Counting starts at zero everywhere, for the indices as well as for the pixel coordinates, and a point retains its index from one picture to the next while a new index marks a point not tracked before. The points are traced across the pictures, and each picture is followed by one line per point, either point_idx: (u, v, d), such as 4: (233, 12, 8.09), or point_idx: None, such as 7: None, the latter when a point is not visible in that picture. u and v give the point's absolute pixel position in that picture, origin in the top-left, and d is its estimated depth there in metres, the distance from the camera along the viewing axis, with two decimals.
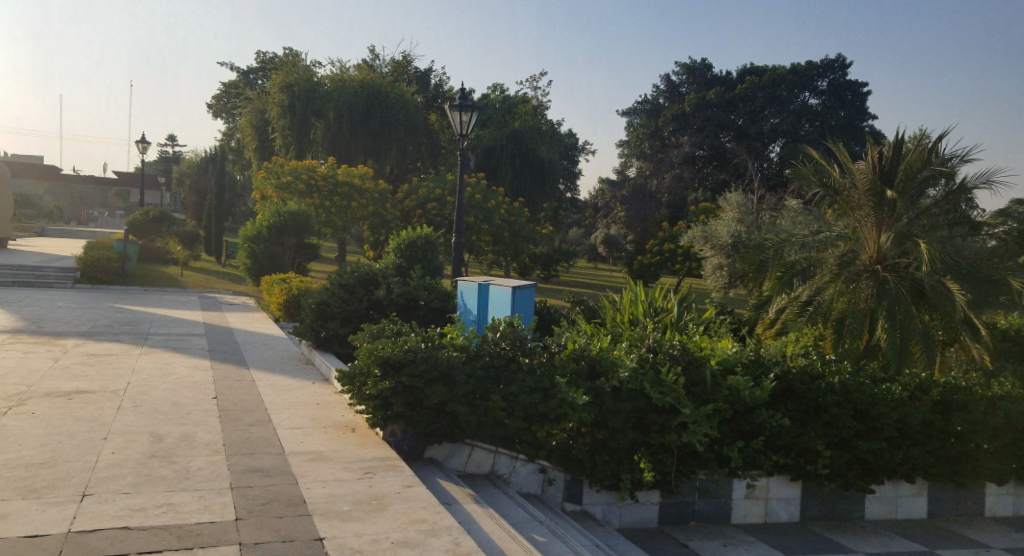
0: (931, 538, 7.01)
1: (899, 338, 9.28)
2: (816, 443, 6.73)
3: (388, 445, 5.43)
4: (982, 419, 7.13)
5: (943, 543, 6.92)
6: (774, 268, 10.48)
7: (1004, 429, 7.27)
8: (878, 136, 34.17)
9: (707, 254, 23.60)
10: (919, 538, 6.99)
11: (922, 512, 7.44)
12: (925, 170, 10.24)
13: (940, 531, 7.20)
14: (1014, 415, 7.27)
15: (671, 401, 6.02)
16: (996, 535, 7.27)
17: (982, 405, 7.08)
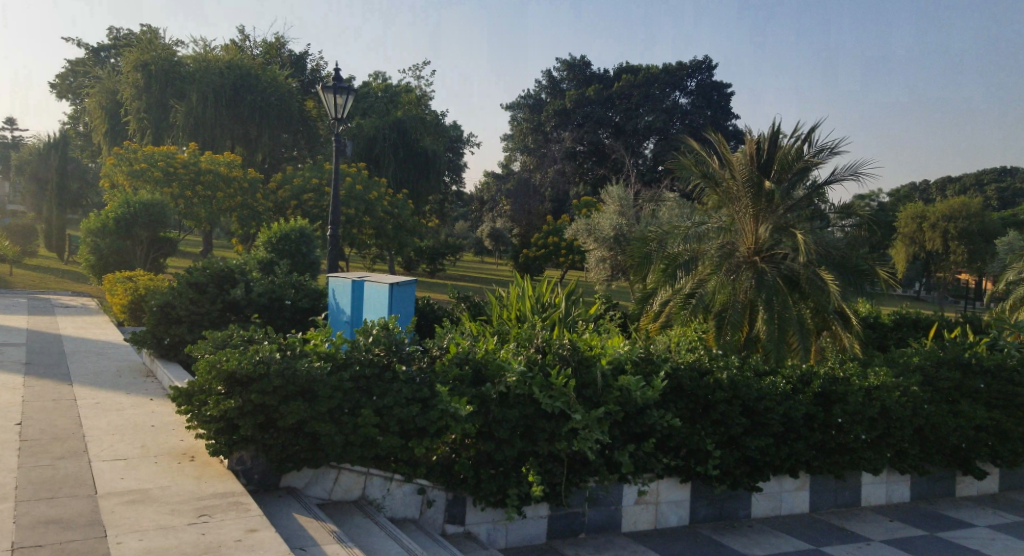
0: (816, 533, 6.80)
1: (776, 328, 9.33)
2: (706, 443, 6.38)
3: (235, 476, 4.78)
4: (862, 409, 6.97)
5: (827, 537, 6.72)
6: (658, 261, 10.37)
7: (881, 420, 7.12)
8: (737, 137, 41.54)
9: (590, 246, 23.61)
10: (803, 533, 6.77)
11: (803, 505, 7.22)
12: (800, 161, 10.12)
13: (822, 525, 7.01)
14: (892, 406, 7.15)
15: (559, 406, 5.57)
16: (875, 525, 7.18)
17: (860, 395, 6.97)
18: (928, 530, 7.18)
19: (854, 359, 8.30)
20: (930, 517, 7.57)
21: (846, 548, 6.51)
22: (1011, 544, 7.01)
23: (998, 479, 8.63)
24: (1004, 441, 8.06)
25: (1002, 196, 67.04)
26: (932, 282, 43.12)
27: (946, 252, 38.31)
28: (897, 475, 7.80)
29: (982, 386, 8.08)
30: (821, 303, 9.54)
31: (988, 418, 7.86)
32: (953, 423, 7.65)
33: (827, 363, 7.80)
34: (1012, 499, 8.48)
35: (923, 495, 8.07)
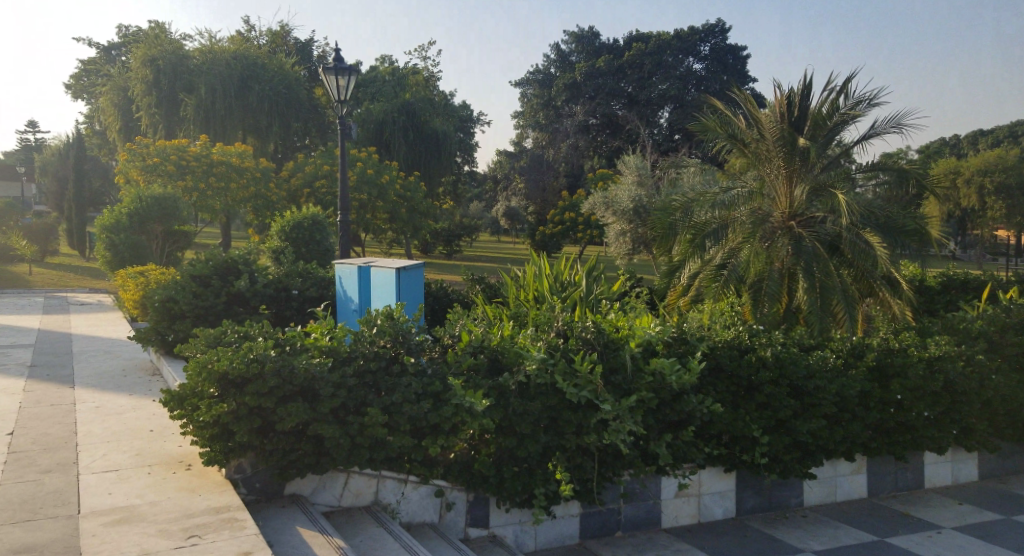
0: (876, 523, 6.32)
1: (818, 298, 8.83)
2: (753, 429, 5.92)
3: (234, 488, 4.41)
4: (923, 384, 6.51)
5: (894, 527, 6.26)
6: (684, 231, 9.90)
7: (943, 393, 6.62)
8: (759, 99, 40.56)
9: (610, 220, 23.12)
10: (864, 523, 6.31)
11: (862, 490, 6.80)
12: (835, 116, 9.64)
13: (883, 511, 6.59)
14: (953, 377, 6.61)
15: (587, 396, 5.19)
16: (943, 510, 6.71)
17: (922, 369, 6.49)
18: (1005, 513, 6.69)
19: (907, 327, 7.79)
20: (1003, 498, 7.08)
21: (914, 537, 6.08)
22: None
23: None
24: None
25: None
26: (964, 237, 42.16)
27: (978, 209, 37.01)
28: (960, 452, 7.36)
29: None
30: (867, 270, 9.16)
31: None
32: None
33: (877, 334, 7.29)
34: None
35: (994, 475, 7.60)
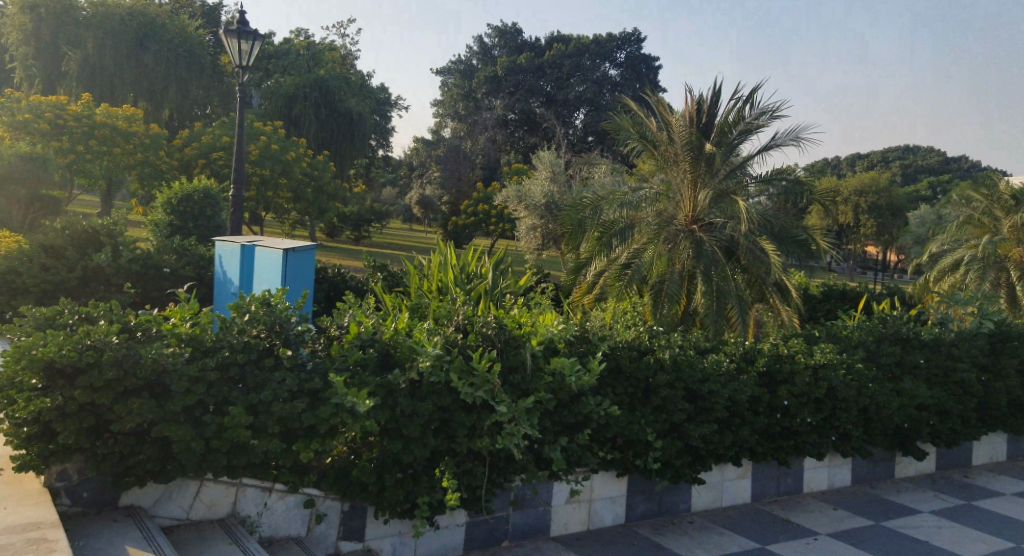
0: (759, 529, 6.34)
1: (715, 303, 9.46)
2: (647, 434, 5.72)
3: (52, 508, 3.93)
4: (809, 390, 6.69)
5: (773, 534, 6.28)
6: (592, 229, 10.07)
7: (825, 399, 6.84)
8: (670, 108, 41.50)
9: (521, 215, 22.68)
10: (746, 529, 6.32)
11: (746, 496, 6.84)
12: (741, 126, 9.95)
13: (766, 517, 6.62)
14: (837, 384, 6.85)
15: (481, 396, 4.78)
16: (819, 515, 6.82)
17: (808, 376, 6.69)
18: (875, 519, 6.90)
19: (797, 333, 8.14)
20: (872, 503, 7.30)
21: (793, 545, 6.11)
22: (961, 533, 6.78)
23: (935, 457, 8.54)
24: (946, 420, 8.00)
25: (906, 174, 71.13)
26: (845, 252, 44.23)
27: (852, 226, 41.46)
28: (837, 459, 7.53)
29: (923, 361, 8.09)
30: (760, 276, 9.79)
31: (932, 397, 7.73)
32: (899, 403, 7.36)
33: (771, 339, 7.56)
34: (950, 479, 8.38)
35: (863, 480, 7.85)
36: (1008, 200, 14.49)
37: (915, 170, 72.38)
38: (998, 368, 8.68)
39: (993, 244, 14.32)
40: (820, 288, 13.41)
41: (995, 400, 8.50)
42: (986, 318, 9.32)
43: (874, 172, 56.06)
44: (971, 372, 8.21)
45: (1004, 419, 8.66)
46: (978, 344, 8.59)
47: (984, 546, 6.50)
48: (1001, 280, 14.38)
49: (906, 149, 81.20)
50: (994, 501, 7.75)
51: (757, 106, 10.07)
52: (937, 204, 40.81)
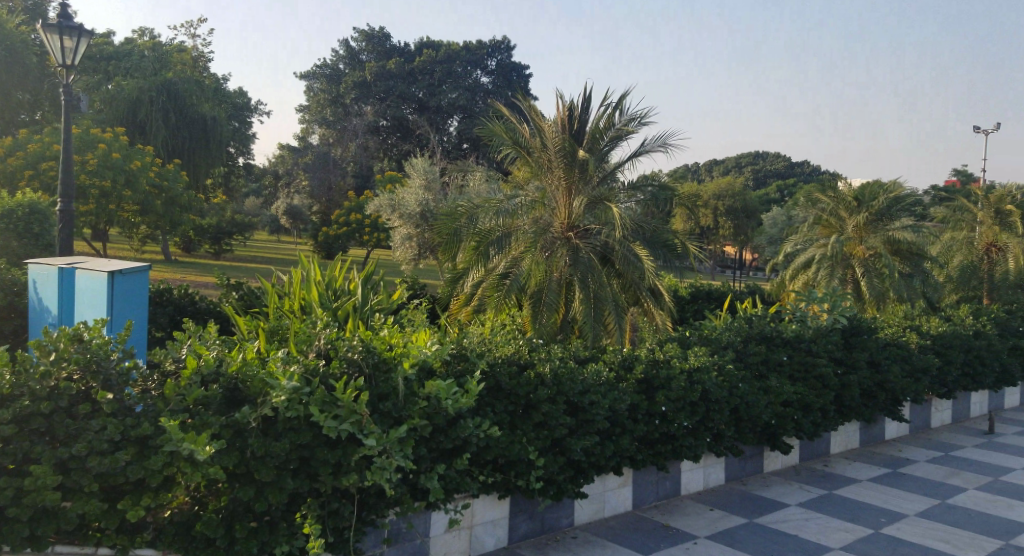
0: (640, 539, 6.12)
1: (593, 309, 9.28)
2: (528, 452, 5.37)
3: None
4: (684, 394, 6.55)
5: (654, 541, 6.09)
6: (468, 238, 9.69)
7: (700, 403, 6.72)
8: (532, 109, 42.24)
9: (395, 224, 22.16)
10: (629, 539, 6.08)
11: (627, 504, 6.60)
12: (611, 131, 9.86)
13: (649, 524, 6.42)
14: (710, 386, 6.76)
15: (347, 430, 4.29)
16: (697, 517, 6.69)
17: (684, 380, 6.55)
18: (749, 517, 6.84)
19: (669, 337, 8.10)
20: (747, 501, 7.25)
21: (674, 552, 5.93)
22: (826, 524, 6.85)
23: (800, 450, 8.63)
24: (809, 413, 8.06)
25: (757, 179, 75.19)
26: (711, 254, 45.94)
27: (714, 228, 42.49)
28: (711, 458, 7.44)
29: (785, 358, 8.25)
30: (634, 282, 9.70)
31: (794, 392, 7.80)
32: (766, 400, 7.35)
33: (645, 344, 7.46)
34: (813, 470, 8.47)
35: (736, 477, 7.80)
36: (851, 200, 15.17)
37: (765, 174, 76.65)
38: (852, 361, 8.90)
39: (840, 243, 14.94)
40: (687, 290, 13.62)
41: (849, 392, 8.66)
42: (839, 314, 9.53)
43: (728, 176, 58.83)
44: (829, 367, 8.36)
45: (859, 410, 8.90)
46: (834, 339, 8.77)
47: (847, 535, 6.63)
48: (847, 277, 15.09)
49: (756, 155, 85.81)
50: (853, 489, 7.90)
51: (626, 112, 10.02)
52: (788, 206, 43.22)
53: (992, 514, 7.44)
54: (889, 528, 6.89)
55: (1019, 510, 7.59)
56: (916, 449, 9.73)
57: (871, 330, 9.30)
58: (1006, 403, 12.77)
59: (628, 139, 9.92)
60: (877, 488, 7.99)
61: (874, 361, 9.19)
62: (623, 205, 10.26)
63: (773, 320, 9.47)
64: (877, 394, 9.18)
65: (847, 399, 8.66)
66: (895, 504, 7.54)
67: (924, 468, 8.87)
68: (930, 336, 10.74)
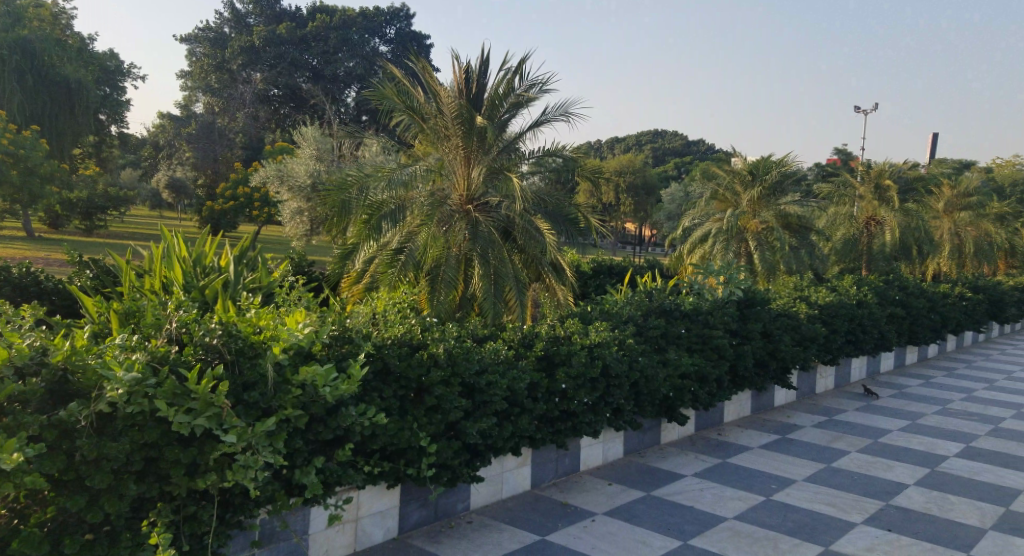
0: (537, 519, 5.76)
1: (492, 286, 8.87)
2: (419, 438, 4.83)
3: None
4: (584, 371, 6.23)
5: (551, 521, 5.73)
6: (358, 211, 9.03)
7: (601, 380, 6.40)
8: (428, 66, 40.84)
9: (284, 197, 21.27)
10: (526, 521, 5.71)
11: (526, 484, 6.24)
12: (512, 96, 9.38)
13: (548, 505, 6.06)
14: (611, 362, 6.45)
15: (203, 425, 3.75)
16: (597, 494, 6.39)
17: (583, 356, 6.24)
18: (648, 490, 6.60)
19: (570, 312, 7.77)
20: (648, 474, 7.01)
21: (573, 532, 5.60)
22: (721, 493, 6.68)
23: (695, 420, 8.50)
24: (704, 384, 7.90)
25: (653, 157, 76.83)
26: (611, 229, 46.52)
27: (614, 204, 42.99)
28: (612, 433, 7.16)
29: (683, 331, 8.07)
30: (535, 257, 9.35)
31: (691, 364, 7.61)
32: (664, 373, 7.11)
33: (544, 321, 7.12)
34: (709, 439, 8.34)
35: (635, 450, 7.56)
36: (745, 174, 15.24)
37: (662, 152, 78.27)
38: (746, 332, 8.79)
39: (734, 217, 14.99)
40: (589, 265, 13.48)
41: (744, 361, 8.55)
42: (734, 286, 9.43)
43: (624, 154, 59.84)
44: (724, 337, 8.22)
45: (752, 379, 8.83)
46: (729, 310, 8.63)
47: (742, 504, 6.46)
48: (741, 250, 15.20)
49: (653, 133, 87.35)
50: (748, 457, 7.80)
51: (526, 78, 9.57)
52: (684, 183, 44.13)
53: (876, 476, 7.47)
54: (781, 494, 6.79)
55: (899, 471, 7.66)
56: (804, 415, 9.78)
57: (765, 302, 9.24)
58: (883, 367, 13.14)
59: (529, 107, 9.46)
60: (771, 456, 7.91)
61: (768, 332, 9.13)
62: (525, 176, 9.83)
63: (670, 293, 9.28)
64: (769, 363, 9.15)
65: (741, 369, 8.54)
66: (786, 470, 7.46)
67: (818, 434, 8.89)
68: (817, 306, 10.83)
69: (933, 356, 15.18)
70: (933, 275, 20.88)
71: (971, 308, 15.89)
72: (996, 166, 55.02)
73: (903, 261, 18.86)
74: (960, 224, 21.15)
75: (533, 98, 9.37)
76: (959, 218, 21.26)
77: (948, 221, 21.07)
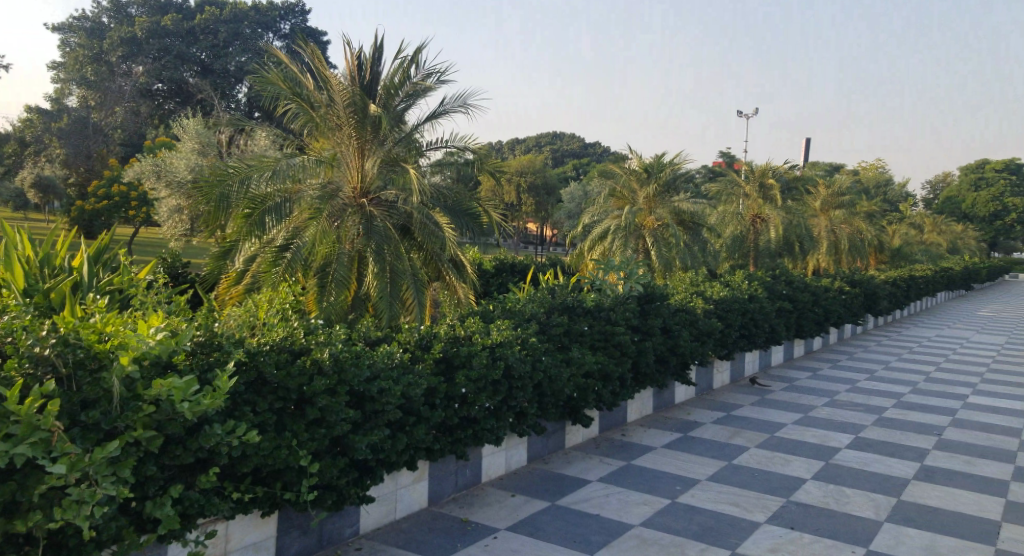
0: (432, 539, 5.29)
1: (389, 284, 8.33)
2: (299, 457, 4.26)
3: None
4: (485, 373, 5.79)
5: (448, 541, 5.27)
6: (238, 205, 8.32)
7: (503, 382, 5.98)
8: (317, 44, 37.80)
9: (162, 194, 20.07)
10: (420, 542, 5.23)
11: (422, 500, 5.74)
12: (406, 86, 8.92)
13: (445, 522, 5.59)
14: (514, 364, 6.05)
15: (24, 454, 3.22)
16: (499, 507, 5.97)
17: (484, 357, 5.81)
18: (553, 499, 6.22)
19: (470, 310, 7.31)
20: (551, 481, 6.63)
21: (472, 552, 5.14)
22: (626, 498, 6.37)
23: (599, 421, 8.19)
24: (608, 383, 7.60)
25: (552, 159, 77.27)
26: (508, 229, 46.30)
27: (513, 204, 42.73)
28: (514, 438, 6.75)
29: (586, 327, 7.75)
30: (435, 252, 8.86)
31: (595, 362, 7.29)
32: (567, 373, 6.75)
33: (442, 320, 6.65)
34: (612, 440, 8.04)
35: (537, 456, 7.17)
36: (640, 171, 15.14)
37: (560, 154, 78.84)
38: (647, 327, 8.54)
39: (631, 214, 14.90)
40: (492, 262, 13.15)
41: (645, 357, 8.30)
42: (634, 281, 9.21)
43: (520, 157, 59.79)
44: (626, 333, 7.95)
45: (654, 376, 8.60)
46: (630, 305, 8.37)
47: (647, 509, 6.17)
48: (638, 247, 15.09)
49: (552, 136, 87.96)
50: (652, 458, 7.53)
51: (422, 67, 9.12)
52: (581, 183, 44.39)
53: (776, 472, 7.34)
54: (685, 496, 6.53)
55: (797, 465, 7.56)
56: (704, 411, 9.65)
57: (665, 297, 9.04)
58: (774, 361, 13.27)
59: (424, 97, 9.02)
60: (674, 455, 7.67)
61: (668, 327, 8.93)
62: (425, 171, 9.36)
63: (571, 289, 8.96)
64: (669, 359, 8.94)
65: (643, 366, 8.29)
66: (689, 470, 7.24)
67: (719, 430, 8.74)
68: (712, 301, 10.76)
69: (818, 348, 15.50)
70: (813, 271, 21.50)
71: (850, 301, 16.36)
72: (864, 171, 58.05)
73: (786, 257, 19.31)
74: (836, 222, 21.88)
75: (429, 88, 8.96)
76: (834, 216, 22.02)
77: (824, 219, 21.78)
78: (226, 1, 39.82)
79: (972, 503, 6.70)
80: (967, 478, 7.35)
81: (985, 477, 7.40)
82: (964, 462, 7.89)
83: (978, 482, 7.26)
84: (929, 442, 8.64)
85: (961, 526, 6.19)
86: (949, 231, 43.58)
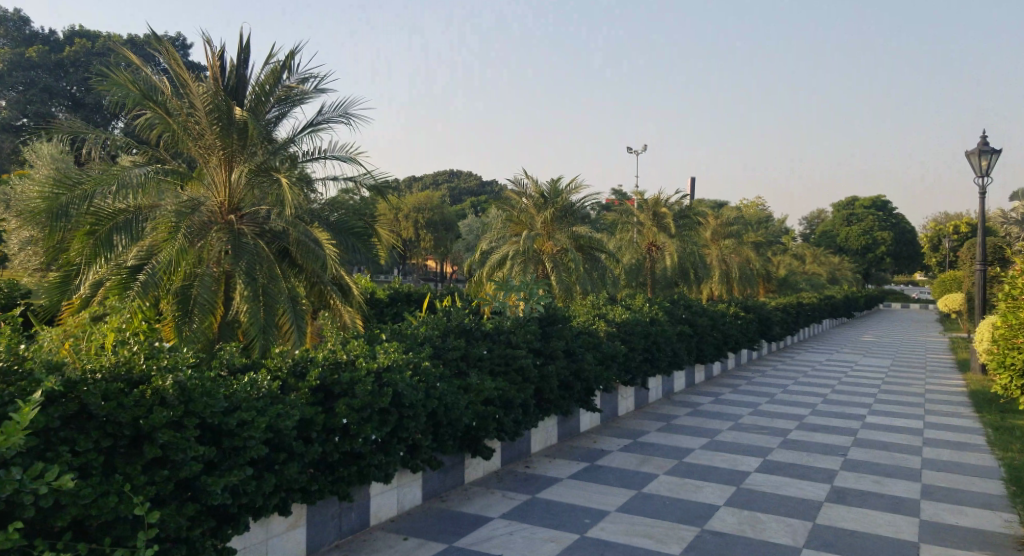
0: None
1: (260, 308, 7.58)
2: (134, 506, 3.53)
3: None
4: (370, 401, 5.12)
5: None
6: (81, 222, 7.48)
7: (391, 410, 5.31)
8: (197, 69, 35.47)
9: (11, 224, 18.94)
10: None
11: (299, 549, 5.01)
12: (277, 91, 8.36)
13: None
14: (402, 390, 5.38)
15: None
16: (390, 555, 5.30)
17: (370, 383, 5.14)
18: (451, 541, 5.59)
19: (356, 334, 6.63)
20: (448, 521, 6.00)
21: None
22: (531, 535, 5.80)
23: (501, 453, 7.60)
24: (509, 411, 7.03)
25: (450, 196, 76.87)
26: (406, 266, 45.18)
27: (411, 241, 41.79)
28: (407, 475, 6.09)
29: (485, 352, 7.17)
30: (315, 274, 8.20)
31: (495, 389, 6.72)
32: (465, 401, 6.14)
33: (325, 344, 5.95)
34: (514, 473, 7.46)
35: (434, 493, 6.53)
36: (537, 197, 14.88)
37: (459, 193, 78.42)
38: (549, 351, 8.00)
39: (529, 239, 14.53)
40: (385, 292, 12.46)
41: (548, 383, 7.78)
42: (535, 302, 8.71)
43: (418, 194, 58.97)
44: (529, 357, 7.41)
45: (558, 403, 8.08)
46: (531, 327, 7.81)
47: (555, 546, 5.61)
48: (538, 272, 14.72)
49: (452, 173, 87.53)
50: (557, 490, 6.99)
51: (297, 71, 8.56)
52: (480, 216, 43.92)
53: (688, 500, 6.91)
54: (594, 531, 6.00)
55: (707, 491, 7.16)
56: (611, 440, 9.20)
57: (566, 318, 8.51)
58: (676, 386, 13.03)
59: (298, 103, 8.43)
60: (580, 486, 7.15)
61: (570, 351, 8.42)
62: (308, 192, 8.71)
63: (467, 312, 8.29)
64: (573, 384, 8.44)
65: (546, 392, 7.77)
66: (597, 501, 6.73)
67: (623, 458, 8.29)
68: (614, 323, 10.42)
69: (716, 373, 15.39)
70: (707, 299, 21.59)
71: (744, 326, 16.36)
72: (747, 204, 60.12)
73: (682, 285, 19.27)
74: (726, 251, 22.09)
75: (302, 92, 8.36)
76: (725, 245, 22.24)
77: (715, 248, 21.97)
78: (99, 33, 37.74)
79: (880, 522, 6.42)
80: (875, 497, 7.11)
81: (891, 495, 7.18)
82: (875, 482, 7.67)
83: (884, 501, 7.01)
84: (838, 463, 8.43)
85: (874, 546, 5.87)
86: (828, 262, 45.28)
